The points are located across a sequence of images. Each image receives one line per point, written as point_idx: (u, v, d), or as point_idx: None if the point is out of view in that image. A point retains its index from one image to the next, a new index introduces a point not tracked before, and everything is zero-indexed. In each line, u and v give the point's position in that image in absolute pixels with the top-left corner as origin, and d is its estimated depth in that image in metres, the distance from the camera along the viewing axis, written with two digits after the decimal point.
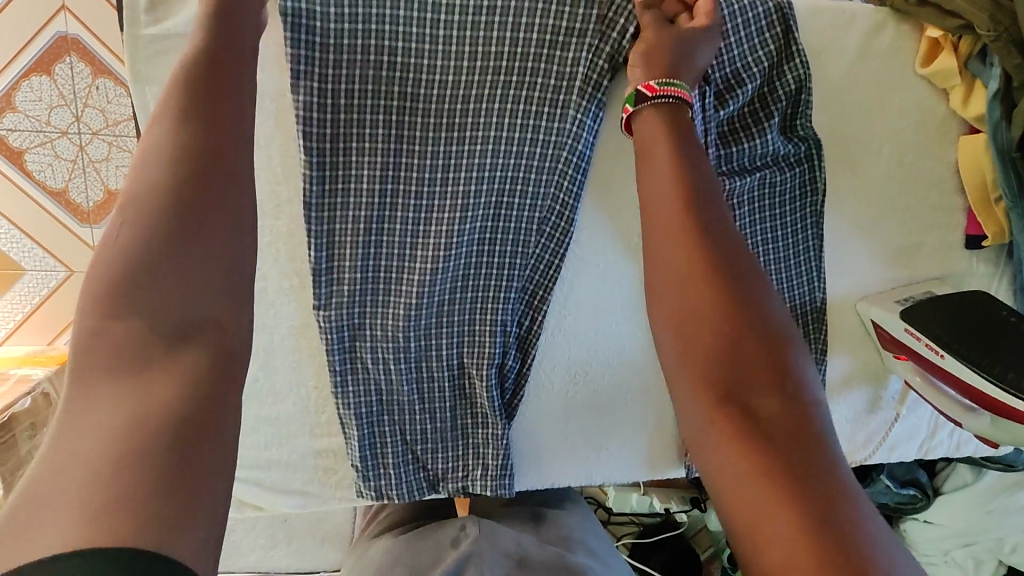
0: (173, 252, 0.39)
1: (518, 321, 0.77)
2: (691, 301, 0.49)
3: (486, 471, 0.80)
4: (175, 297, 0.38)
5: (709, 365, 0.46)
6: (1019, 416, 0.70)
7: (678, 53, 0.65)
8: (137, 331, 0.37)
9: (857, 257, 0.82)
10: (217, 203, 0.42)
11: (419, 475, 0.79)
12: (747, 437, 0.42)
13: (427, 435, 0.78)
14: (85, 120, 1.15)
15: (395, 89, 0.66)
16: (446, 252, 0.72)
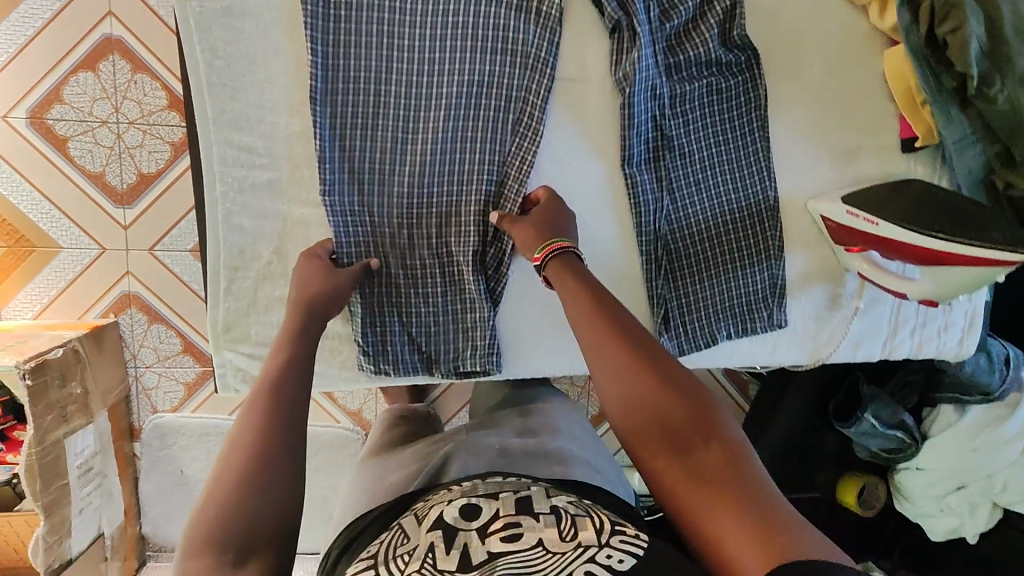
0: (243, 495, 0.58)
1: (499, 215, 0.88)
2: (632, 387, 0.63)
3: (475, 352, 0.89)
4: (242, 517, 0.57)
5: (654, 436, 0.61)
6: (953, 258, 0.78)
7: (549, 225, 0.80)
8: (213, 557, 0.55)
9: (807, 158, 0.91)
10: (270, 435, 0.62)
11: (415, 354, 0.89)
12: (695, 482, 0.57)
13: (420, 316, 0.89)
14: (124, 111, 1.44)
15: (385, 5, 0.79)
16: (433, 157, 0.84)
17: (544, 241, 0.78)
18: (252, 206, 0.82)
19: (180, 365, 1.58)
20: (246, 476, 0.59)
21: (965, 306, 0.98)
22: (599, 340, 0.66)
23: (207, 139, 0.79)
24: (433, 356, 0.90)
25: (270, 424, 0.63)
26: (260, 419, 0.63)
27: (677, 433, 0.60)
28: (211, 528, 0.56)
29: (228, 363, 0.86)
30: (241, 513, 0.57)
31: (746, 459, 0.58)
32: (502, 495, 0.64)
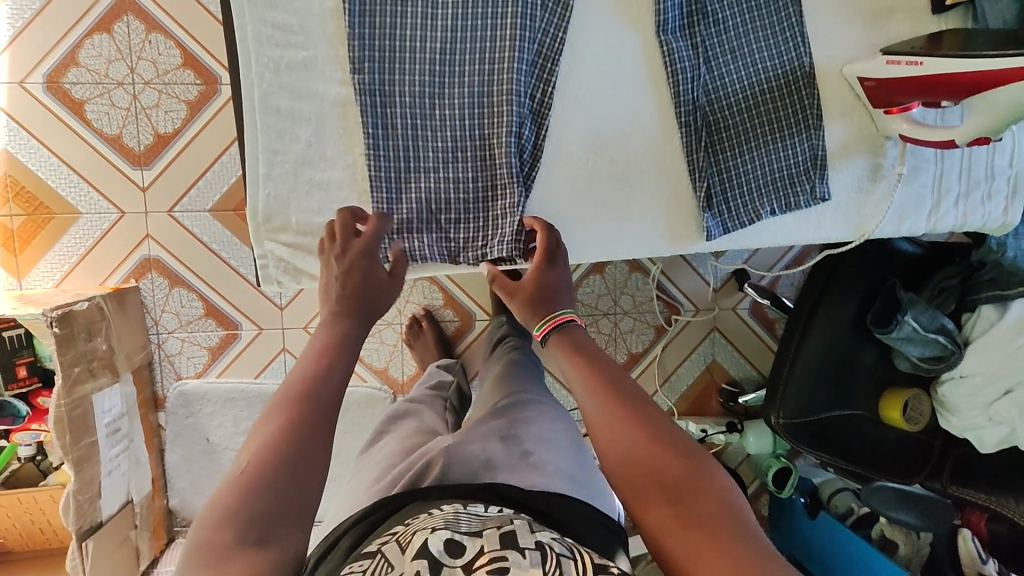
0: (269, 479, 0.57)
1: (531, 95, 0.85)
2: (629, 441, 0.63)
3: (502, 239, 0.85)
4: (271, 499, 0.56)
5: (651, 490, 0.60)
6: (1000, 78, 0.77)
7: (558, 295, 0.79)
8: (237, 533, 0.53)
9: (838, 26, 0.91)
10: (310, 424, 0.62)
11: (442, 242, 0.86)
12: (685, 526, 0.57)
13: (450, 201, 0.86)
14: (139, 70, 1.44)
15: None
16: (456, 35, 0.82)
17: (547, 314, 0.77)
18: (289, 86, 0.80)
19: (203, 329, 1.55)
20: (278, 457, 0.58)
21: (1006, 172, 0.98)
22: (600, 396, 0.67)
23: (241, 18, 0.78)
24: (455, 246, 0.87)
25: (308, 422, 0.62)
26: (292, 409, 0.62)
27: (675, 486, 0.60)
28: (236, 499, 0.55)
29: (269, 254, 0.85)
30: (262, 501, 0.56)
31: (737, 514, 0.58)
32: (486, 533, 0.60)
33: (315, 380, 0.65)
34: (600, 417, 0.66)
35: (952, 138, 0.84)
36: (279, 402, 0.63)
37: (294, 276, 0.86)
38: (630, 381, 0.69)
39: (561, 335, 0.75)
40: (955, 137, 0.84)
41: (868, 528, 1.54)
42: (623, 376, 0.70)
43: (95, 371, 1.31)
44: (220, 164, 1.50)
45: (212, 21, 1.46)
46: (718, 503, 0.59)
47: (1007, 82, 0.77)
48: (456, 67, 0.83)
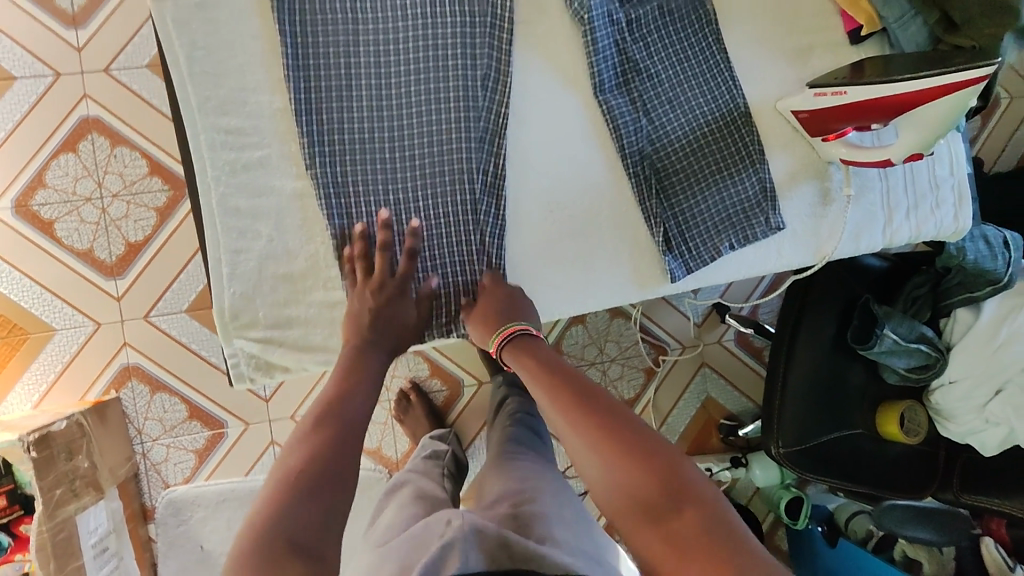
0: (309, 486, 0.62)
1: (485, 168, 0.88)
2: (602, 453, 0.64)
3: (467, 314, 0.88)
4: (325, 491, 0.62)
5: (629, 504, 0.61)
6: (917, 99, 0.80)
7: (510, 308, 0.84)
8: (297, 515, 0.59)
9: (765, 66, 0.97)
10: (338, 435, 0.69)
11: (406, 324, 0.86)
12: (665, 535, 0.58)
13: (413, 278, 0.87)
14: (107, 184, 1.47)
15: None
16: (404, 122, 0.86)
17: (500, 327, 0.82)
18: (245, 186, 0.82)
19: (188, 432, 1.52)
20: (319, 459, 0.65)
21: (949, 182, 1.01)
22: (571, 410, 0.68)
23: (194, 128, 0.81)
24: (428, 324, 0.88)
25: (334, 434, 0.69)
26: (317, 428, 0.69)
27: (646, 496, 0.60)
28: (284, 484, 0.62)
29: (240, 351, 0.84)
30: (310, 505, 0.61)
31: (716, 519, 0.58)
32: None
33: (337, 408, 0.72)
34: (572, 428, 0.67)
35: (884, 158, 0.88)
36: (297, 430, 0.69)
37: (266, 371, 0.85)
38: (602, 389, 0.70)
39: (526, 350, 0.78)
40: (886, 156, 0.88)
41: (889, 550, 1.51)
42: (594, 385, 0.71)
43: (80, 488, 1.27)
44: (194, 263, 1.52)
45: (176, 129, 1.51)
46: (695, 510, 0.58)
47: (925, 102, 0.81)
48: (407, 150, 0.86)
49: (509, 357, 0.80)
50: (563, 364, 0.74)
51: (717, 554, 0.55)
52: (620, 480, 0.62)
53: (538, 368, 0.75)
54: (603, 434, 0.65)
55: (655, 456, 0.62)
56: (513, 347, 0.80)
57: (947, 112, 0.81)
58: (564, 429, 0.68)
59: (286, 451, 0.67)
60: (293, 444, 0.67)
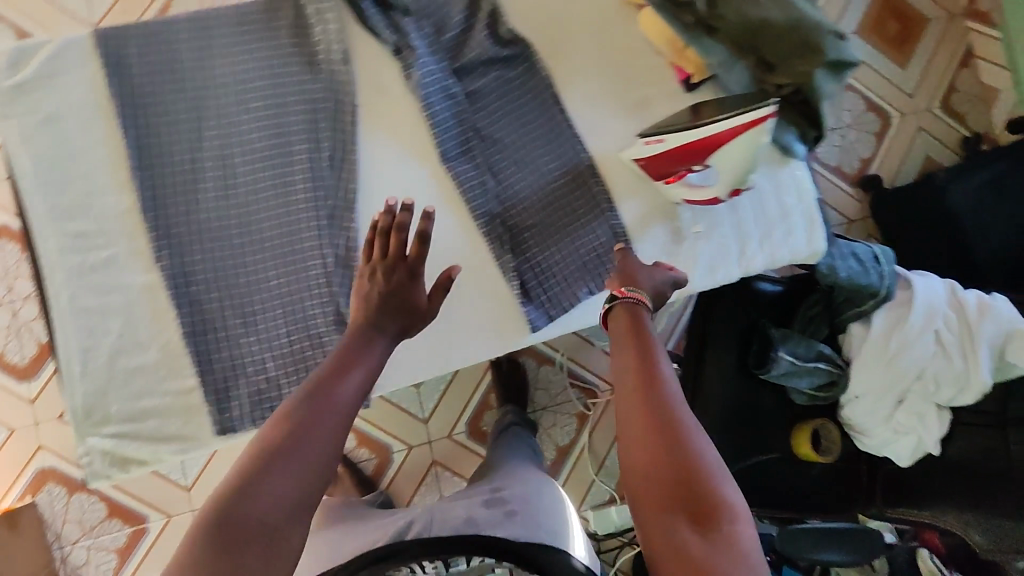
0: (242, 506, 0.59)
1: (335, 244, 0.90)
2: (646, 436, 0.67)
3: None
4: (265, 512, 0.59)
5: (668, 497, 0.64)
6: (719, 138, 0.89)
7: (623, 272, 0.82)
8: (237, 541, 0.57)
9: (603, 121, 1.02)
10: (304, 432, 0.64)
11: (263, 406, 0.87)
12: (688, 546, 0.62)
13: (268, 359, 0.88)
14: (17, 287, 1.48)
15: (187, 83, 0.89)
16: (254, 207, 0.90)
17: (630, 284, 0.80)
18: (93, 284, 0.85)
19: (109, 531, 1.48)
20: (290, 469, 0.61)
21: (799, 208, 1.05)
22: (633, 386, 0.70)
23: (42, 234, 0.85)
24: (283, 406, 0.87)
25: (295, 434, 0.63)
26: (317, 414, 0.65)
27: (687, 491, 0.64)
28: (218, 510, 0.58)
29: (95, 448, 0.84)
30: (247, 528, 0.58)
31: (737, 537, 0.63)
32: None
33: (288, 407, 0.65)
34: (631, 410, 0.69)
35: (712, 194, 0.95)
36: (267, 430, 0.64)
37: (121, 466, 0.85)
38: (661, 373, 0.71)
39: (622, 314, 0.77)
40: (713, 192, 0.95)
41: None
42: (656, 366, 0.71)
43: None
44: None
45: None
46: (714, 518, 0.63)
47: (725, 141, 0.89)
48: (258, 234, 0.89)
49: (611, 321, 0.78)
50: (649, 338, 0.74)
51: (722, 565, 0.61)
52: (666, 469, 0.65)
53: (623, 340, 0.75)
54: (655, 423, 0.67)
55: (688, 454, 0.65)
56: (620, 313, 0.78)
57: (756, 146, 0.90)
58: (624, 402, 0.70)
59: (254, 454, 0.62)
60: (258, 445, 0.63)
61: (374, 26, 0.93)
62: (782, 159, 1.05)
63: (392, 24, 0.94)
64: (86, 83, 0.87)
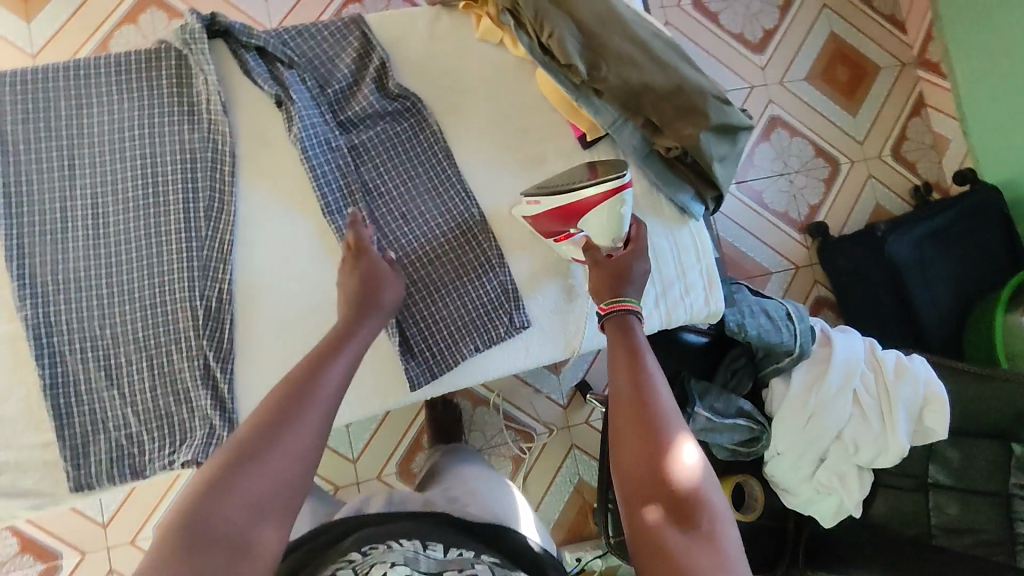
0: (252, 475, 0.59)
1: (207, 293, 0.89)
2: (634, 445, 0.69)
3: (190, 443, 0.85)
4: (255, 486, 0.58)
5: (655, 493, 0.65)
6: (585, 204, 0.90)
7: (621, 278, 0.87)
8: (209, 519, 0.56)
9: (497, 177, 1.02)
10: (292, 409, 0.64)
11: (124, 461, 0.85)
12: (678, 537, 0.62)
13: (131, 411, 0.86)
14: None
15: (63, 133, 0.90)
16: (125, 255, 0.88)
17: (611, 296, 0.85)
18: None
19: (19, 566, 1.45)
20: (249, 450, 0.60)
21: (698, 267, 1.04)
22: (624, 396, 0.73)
23: None
24: (144, 461, 0.85)
25: (306, 392, 0.66)
26: (284, 400, 0.65)
27: (668, 488, 0.65)
28: (229, 471, 0.59)
29: None
30: (226, 503, 0.57)
31: (719, 530, 0.63)
32: (449, 573, 0.74)
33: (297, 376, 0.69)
34: (631, 408, 0.71)
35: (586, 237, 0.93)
36: (259, 410, 0.64)
37: None
38: (649, 374, 0.74)
39: (623, 322, 0.81)
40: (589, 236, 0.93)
41: None
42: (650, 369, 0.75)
43: None
44: None
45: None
46: (692, 521, 0.63)
47: (592, 207, 0.90)
48: (126, 283, 0.88)
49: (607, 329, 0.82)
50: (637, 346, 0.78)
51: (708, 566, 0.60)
52: (646, 471, 0.67)
53: (620, 346, 0.78)
54: (642, 423, 0.70)
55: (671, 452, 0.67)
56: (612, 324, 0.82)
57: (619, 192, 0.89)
58: (624, 403, 0.72)
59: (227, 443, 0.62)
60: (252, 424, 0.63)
61: (257, 78, 0.93)
62: (679, 217, 1.04)
63: (276, 76, 0.94)
64: None
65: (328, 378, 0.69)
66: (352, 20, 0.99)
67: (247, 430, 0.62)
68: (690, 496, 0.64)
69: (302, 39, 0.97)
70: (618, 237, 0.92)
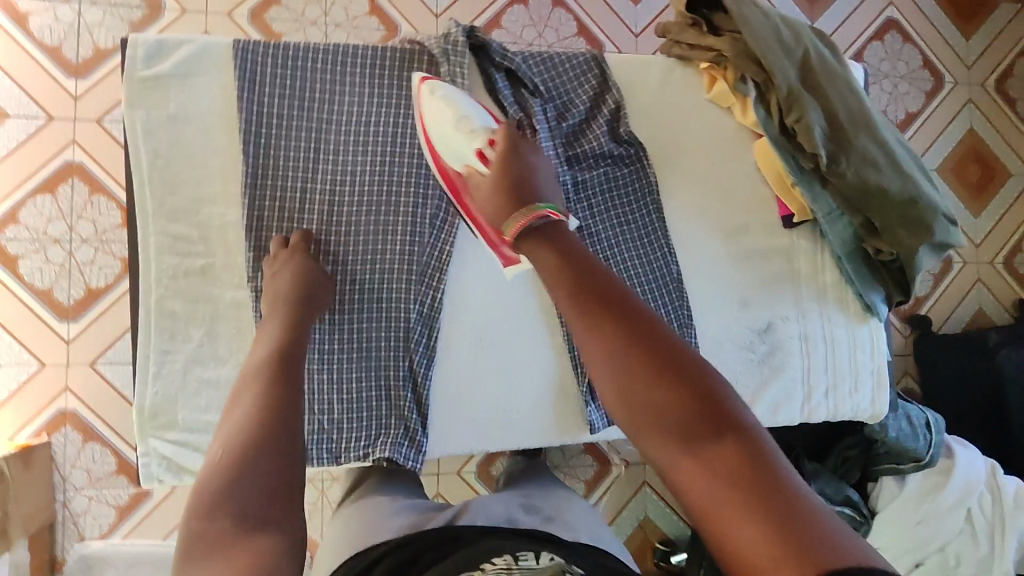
0: (249, 460, 0.67)
1: (421, 302, 0.93)
2: (648, 380, 0.61)
3: (383, 439, 0.91)
4: (254, 456, 0.67)
5: (674, 431, 0.59)
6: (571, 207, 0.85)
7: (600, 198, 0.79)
8: (219, 493, 0.65)
9: (697, 238, 1.03)
10: (268, 392, 0.74)
11: (323, 444, 0.90)
12: (720, 480, 0.55)
13: (336, 398, 0.91)
14: (78, 230, 1.49)
15: (314, 111, 0.90)
16: (352, 247, 0.92)
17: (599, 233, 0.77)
18: (185, 291, 0.85)
19: (113, 487, 1.52)
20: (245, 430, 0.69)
21: (869, 366, 1.08)
22: (601, 328, 0.64)
23: (145, 229, 0.85)
24: (340, 447, 0.90)
25: (288, 379, 0.77)
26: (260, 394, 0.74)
27: (689, 427, 0.59)
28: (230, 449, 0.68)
29: (153, 451, 0.85)
30: (242, 472, 0.66)
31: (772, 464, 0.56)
32: None
33: (271, 363, 0.78)
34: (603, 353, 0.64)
35: (468, 169, 0.88)
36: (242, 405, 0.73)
37: (174, 472, 0.86)
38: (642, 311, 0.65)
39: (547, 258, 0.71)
40: (472, 166, 0.87)
41: None
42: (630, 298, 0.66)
43: None
44: None
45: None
46: (737, 442, 0.57)
47: None
48: (351, 277, 0.92)
49: None
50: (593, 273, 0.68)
51: (770, 497, 0.53)
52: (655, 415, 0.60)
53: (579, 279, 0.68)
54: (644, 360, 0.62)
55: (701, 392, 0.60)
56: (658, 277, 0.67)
57: (444, 105, 0.88)
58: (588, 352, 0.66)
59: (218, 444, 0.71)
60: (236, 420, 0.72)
61: (502, 101, 0.94)
62: (862, 315, 1.08)
63: (520, 103, 0.95)
64: (216, 89, 0.87)
65: (280, 373, 0.77)
66: (594, 55, 1.00)
67: (228, 432, 0.71)
68: (728, 420, 0.58)
69: (547, 68, 0.97)
70: (477, 146, 0.87)
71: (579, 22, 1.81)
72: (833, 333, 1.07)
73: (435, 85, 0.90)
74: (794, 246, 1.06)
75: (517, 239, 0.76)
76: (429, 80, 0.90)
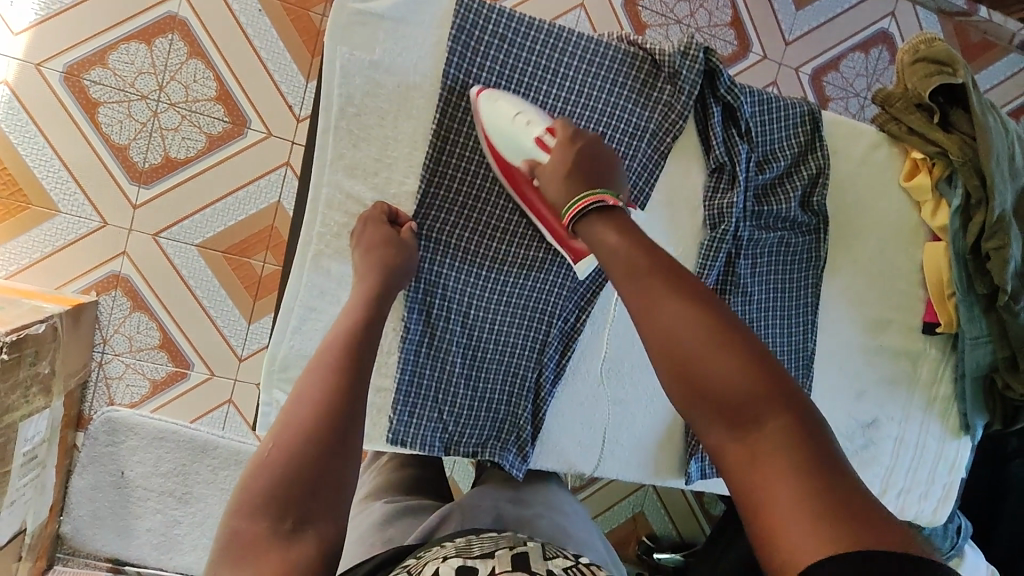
0: (304, 460, 0.57)
1: (567, 318, 0.90)
2: (688, 344, 0.55)
3: (496, 443, 0.89)
4: (319, 440, 0.59)
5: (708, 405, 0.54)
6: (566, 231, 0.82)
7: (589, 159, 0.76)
8: (270, 478, 0.55)
9: (841, 321, 1.01)
10: (343, 363, 0.66)
11: (438, 433, 0.87)
12: (768, 463, 0.49)
13: (462, 390, 0.87)
14: (169, 92, 1.39)
15: (519, 90, 0.83)
16: (515, 246, 0.86)
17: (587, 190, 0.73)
18: (344, 253, 0.80)
19: (152, 360, 1.49)
20: (319, 407, 0.61)
21: (943, 478, 1.09)
22: (657, 306, 0.59)
23: (319, 178, 0.79)
24: (454, 440, 0.88)
25: (367, 358, 0.68)
26: (334, 364, 0.65)
27: (726, 397, 0.53)
28: (298, 423, 0.60)
29: (275, 402, 0.81)
30: (297, 448, 0.57)
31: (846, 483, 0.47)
32: (498, 552, 0.54)
33: (351, 352, 0.67)
34: (676, 324, 0.57)
35: (530, 165, 0.80)
36: (310, 373, 0.65)
37: None
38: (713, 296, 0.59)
39: (607, 216, 0.69)
40: (533, 161, 0.80)
41: None
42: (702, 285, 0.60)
43: (36, 394, 1.23)
44: (222, 204, 1.46)
45: (252, 56, 1.42)
46: (782, 428, 0.50)
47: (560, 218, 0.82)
48: (505, 273, 0.87)
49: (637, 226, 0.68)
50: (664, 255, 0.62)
51: (835, 492, 0.46)
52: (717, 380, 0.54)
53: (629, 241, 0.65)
54: (712, 327, 0.56)
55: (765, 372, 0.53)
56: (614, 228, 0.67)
57: (509, 107, 0.79)
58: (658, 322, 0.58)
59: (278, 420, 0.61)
60: (299, 398, 0.62)
61: (711, 135, 0.88)
62: (956, 431, 1.08)
63: (727, 141, 0.89)
64: (429, 46, 0.79)
65: (363, 346, 0.69)
66: (810, 109, 0.93)
67: (291, 416, 0.60)
68: (789, 403, 0.51)
69: (762, 111, 0.90)
70: (536, 134, 0.79)
71: (735, 12, 1.56)
72: (926, 438, 1.07)
73: (495, 96, 0.80)
74: (924, 352, 1.04)
75: (578, 222, 0.71)
76: (486, 92, 0.80)
